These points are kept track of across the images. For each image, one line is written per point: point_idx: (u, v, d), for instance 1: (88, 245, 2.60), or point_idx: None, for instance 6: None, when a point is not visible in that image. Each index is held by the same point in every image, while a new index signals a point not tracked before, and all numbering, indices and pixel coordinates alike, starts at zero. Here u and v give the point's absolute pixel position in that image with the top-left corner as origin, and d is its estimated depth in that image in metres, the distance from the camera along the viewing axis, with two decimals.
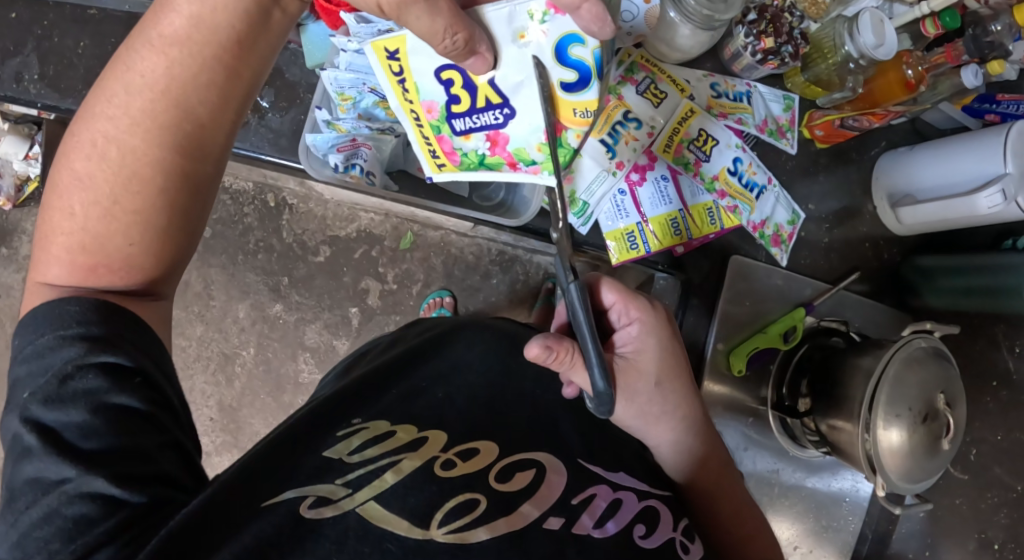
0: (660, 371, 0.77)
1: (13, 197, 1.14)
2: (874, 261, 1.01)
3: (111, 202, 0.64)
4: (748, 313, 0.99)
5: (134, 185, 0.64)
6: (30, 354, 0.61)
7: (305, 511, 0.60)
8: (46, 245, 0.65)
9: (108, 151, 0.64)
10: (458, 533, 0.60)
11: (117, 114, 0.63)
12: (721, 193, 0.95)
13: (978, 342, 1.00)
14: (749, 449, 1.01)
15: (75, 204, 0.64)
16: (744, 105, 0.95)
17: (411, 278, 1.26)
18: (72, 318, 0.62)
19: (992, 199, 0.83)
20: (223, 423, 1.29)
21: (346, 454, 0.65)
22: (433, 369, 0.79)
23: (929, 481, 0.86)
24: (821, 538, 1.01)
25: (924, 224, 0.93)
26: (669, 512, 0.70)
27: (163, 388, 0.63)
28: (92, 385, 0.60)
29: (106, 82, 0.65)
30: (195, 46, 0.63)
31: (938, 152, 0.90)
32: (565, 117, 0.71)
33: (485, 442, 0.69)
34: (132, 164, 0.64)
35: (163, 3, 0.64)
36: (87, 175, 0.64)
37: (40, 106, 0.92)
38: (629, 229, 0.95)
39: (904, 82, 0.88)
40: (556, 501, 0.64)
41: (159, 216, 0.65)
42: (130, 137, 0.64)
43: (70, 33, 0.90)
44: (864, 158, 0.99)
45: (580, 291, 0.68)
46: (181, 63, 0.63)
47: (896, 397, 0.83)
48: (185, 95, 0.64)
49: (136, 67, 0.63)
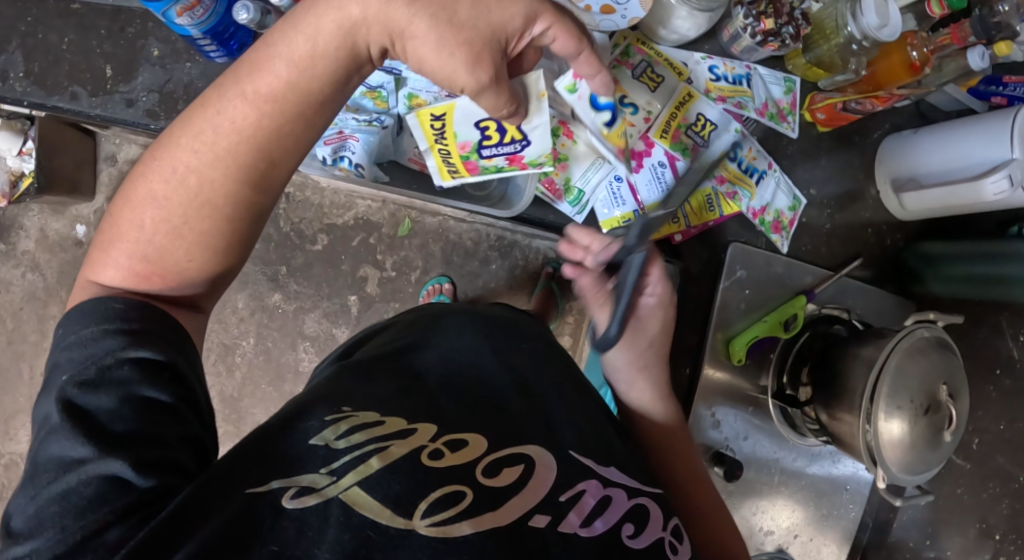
0: (659, 333, 0.86)
1: (8, 193, 1.09)
2: (877, 246, 0.98)
3: (181, 222, 0.63)
4: (748, 300, 0.97)
5: (205, 211, 0.63)
6: (74, 343, 0.59)
7: (288, 501, 0.55)
8: (108, 248, 0.64)
9: (189, 179, 0.63)
10: (440, 527, 0.56)
11: (203, 147, 0.63)
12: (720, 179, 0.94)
13: (982, 329, 0.97)
14: (749, 437, 0.99)
15: (145, 220, 0.63)
16: (744, 89, 0.93)
17: (410, 265, 1.26)
18: (116, 315, 0.60)
19: (998, 184, 0.80)
20: (225, 414, 1.29)
21: (333, 439, 0.60)
22: (436, 357, 0.73)
23: (930, 473, 0.84)
24: (821, 526, 0.99)
25: (928, 210, 0.91)
26: (660, 510, 0.65)
27: (193, 386, 0.61)
28: (125, 375, 0.58)
29: (196, 114, 0.64)
30: (285, 101, 0.64)
31: (942, 137, 0.87)
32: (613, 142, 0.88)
33: (474, 434, 0.64)
34: (208, 193, 0.63)
35: (262, 58, 0.64)
36: (162, 196, 0.63)
37: (27, 103, 0.90)
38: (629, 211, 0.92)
39: (908, 64, 0.84)
40: (544, 497, 0.60)
41: (221, 239, 0.64)
42: (208, 166, 0.63)
43: (55, 29, 0.89)
44: (867, 142, 0.96)
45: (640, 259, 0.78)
46: (271, 116, 0.63)
47: (898, 389, 0.82)
48: (268, 140, 0.64)
49: (227, 111, 0.63)
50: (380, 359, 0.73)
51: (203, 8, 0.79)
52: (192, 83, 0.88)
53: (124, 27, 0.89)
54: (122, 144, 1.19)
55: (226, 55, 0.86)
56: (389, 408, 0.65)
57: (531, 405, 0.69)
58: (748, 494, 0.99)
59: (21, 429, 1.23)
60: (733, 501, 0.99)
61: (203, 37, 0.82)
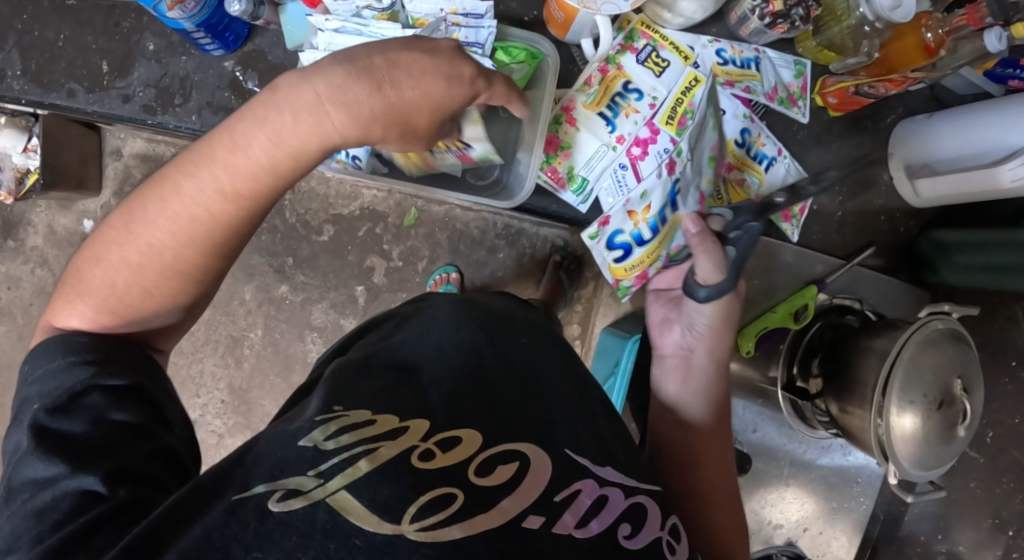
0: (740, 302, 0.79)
1: (15, 191, 1.10)
2: (890, 234, 0.95)
3: (150, 286, 0.63)
4: (757, 291, 0.95)
5: (175, 277, 0.63)
6: (40, 376, 0.60)
7: (273, 505, 0.52)
8: (73, 297, 0.64)
9: (160, 251, 0.62)
10: (430, 532, 0.52)
11: (175, 225, 0.62)
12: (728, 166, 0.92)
13: (998, 320, 0.95)
14: (757, 430, 0.97)
15: (117, 285, 0.63)
16: (752, 73, 0.90)
17: (416, 254, 1.25)
18: (81, 347, 0.61)
19: (1015, 171, 0.77)
20: (234, 405, 1.30)
21: (322, 440, 0.56)
22: (410, 350, 0.69)
23: (941, 469, 0.82)
24: (832, 519, 0.98)
25: (943, 197, 0.88)
26: (657, 508, 0.63)
27: (161, 405, 0.61)
28: (95, 402, 0.58)
29: (166, 190, 0.63)
30: (253, 186, 0.63)
31: (958, 120, 0.84)
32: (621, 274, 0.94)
33: (467, 431, 0.61)
34: (177, 263, 0.63)
35: (229, 147, 0.62)
36: (136, 263, 0.63)
37: (25, 102, 0.90)
38: (633, 231, 0.92)
39: (923, 46, 0.80)
40: (538, 498, 0.57)
41: (188, 299, 0.65)
42: (178, 242, 0.62)
43: (50, 26, 0.88)
44: (880, 126, 0.92)
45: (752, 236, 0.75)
46: (240, 202, 0.63)
47: (911, 382, 0.79)
48: (234, 222, 0.63)
49: (197, 195, 0.62)
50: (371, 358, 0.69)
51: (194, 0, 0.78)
52: (188, 78, 0.87)
53: (119, 22, 0.88)
54: (127, 138, 1.20)
55: (222, 48, 0.85)
56: (380, 407, 0.61)
57: (530, 398, 0.67)
58: (756, 487, 0.98)
59: None
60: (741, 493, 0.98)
61: (196, 30, 0.81)
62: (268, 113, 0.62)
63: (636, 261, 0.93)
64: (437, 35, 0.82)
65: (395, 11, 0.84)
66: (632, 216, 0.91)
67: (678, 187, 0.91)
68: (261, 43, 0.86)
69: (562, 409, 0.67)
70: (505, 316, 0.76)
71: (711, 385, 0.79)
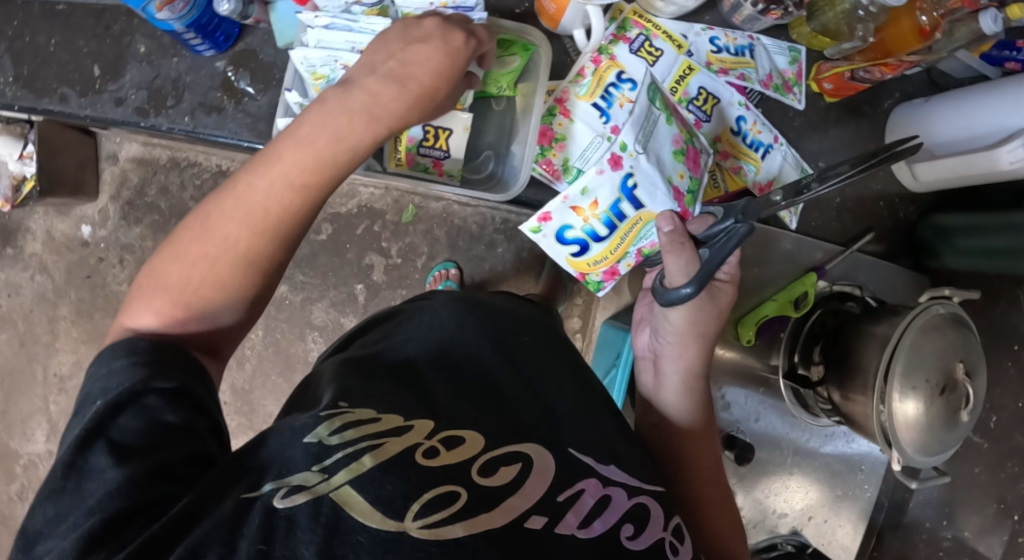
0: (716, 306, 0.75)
1: (12, 198, 1.11)
2: (889, 220, 0.94)
3: (218, 276, 0.62)
4: (757, 279, 0.95)
5: (244, 263, 0.63)
6: (104, 375, 0.58)
7: (278, 501, 0.51)
8: (148, 293, 0.63)
9: (237, 241, 0.62)
10: (432, 530, 0.51)
11: (242, 213, 0.63)
12: (694, 160, 0.86)
13: (1000, 304, 0.93)
14: (760, 418, 0.96)
15: (194, 278, 0.62)
16: (747, 60, 0.89)
17: (415, 251, 1.25)
18: (142, 349, 0.59)
19: (1014, 153, 0.76)
20: (237, 406, 1.30)
21: (326, 435, 0.55)
22: (407, 345, 0.70)
23: (945, 455, 0.81)
24: (835, 507, 0.98)
25: (942, 180, 0.87)
26: (661, 509, 0.61)
27: (212, 413, 0.60)
28: (152, 403, 0.57)
29: (233, 185, 0.64)
30: (319, 174, 0.65)
31: (956, 103, 0.83)
32: (586, 270, 0.89)
33: (472, 433, 0.60)
34: (246, 251, 0.63)
35: (285, 134, 0.65)
36: (210, 254, 0.62)
37: (18, 108, 0.90)
38: (585, 228, 0.86)
39: (918, 29, 0.79)
40: (541, 497, 0.56)
41: (255, 291, 0.65)
42: (246, 230, 0.63)
43: (41, 31, 0.88)
44: (878, 111, 0.92)
45: (733, 241, 0.66)
46: (310, 191, 0.64)
47: (913, 367, 0.78)
48: (297, 213, 0.64)
49: (262, 184, 0.63)
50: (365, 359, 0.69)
51: (183, 1, 0.77)
52: (180, 79, 0.87)
53: (110, 25, 0.88)
54: (122, 142, 1.20)
55: (213, 48, 0.85)
56: (384, 407, 0.60)
57: (530, 392, 0.67)
58: (760, 476, 0.97)
59: (39, 429, 1.26)
60: (745, 483, 0.96)
61: (187, 31, 0.81)
62: (329, 111, 0.66)
63: (596, 256, 0.88)
64: None
65: (384, 6, 0.82)
66: (580, 213, 0.85)
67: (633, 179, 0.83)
68: (252, 42, 0.86)
69: (563, 402, 0.67)
70: (513, 314, 0.76)
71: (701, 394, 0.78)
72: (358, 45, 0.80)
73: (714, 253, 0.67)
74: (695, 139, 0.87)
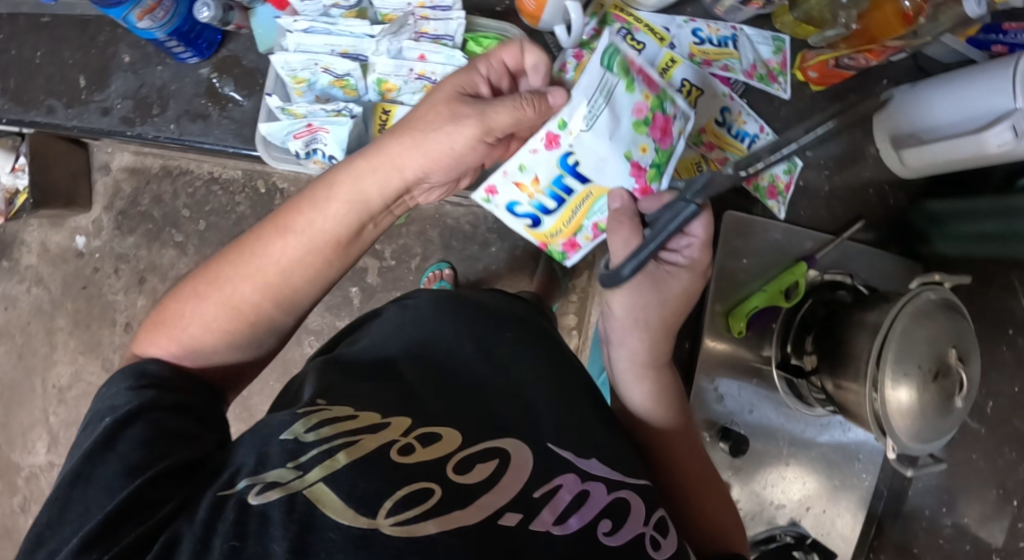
0: (671, 301, 0.78)
1: (7, 210, 1.14)
2: (880, 208, 0.93)
3: (217, 326, 0.65)
4: (745, 270, 0.92)
5: (244, 319, 0.66)
6: (109, 394, 0.60)
7: (253, 497, 0.51)
8: (155, 331, 0.65)
9: (240, 296, 0.66)
10: (406, 526, 0.50)
11: (248, 273, 0.66)
12: (662, 130, 0.74)
13: (993, 289, 0.93)
14: (754, 411, 0.95)
15: (186, 316, 0.65)
16: (730, 50, 0.89)
17: (409, 252, 1.25)
18: (148, 374, 0.62)
19: (1001, 136, 0.76)
20: (236, 412, 1.30)
21: (301, 433, 0.56)
22: (385, 344, 0.70)
23: (941, 441, 0.81)
24: (834, 496, 0.96)
25: (930, 165, 0.86)
26: (643, 503, 0.61)
27: (216, 424, 0.62)
28: (157, 415, 0.58)
29: (245, 241, 0.68)
30: (318, 240, 0.68)
31: (943, 87, 0.83)
32: (546, 240, 0.87)
33: (448, 429, 0.59)
34: (246, 306, 0.66)
35: (300, 201, 0.68)
36: (207, 300, 0.65)
37: (5, 120, 0.90)
38: (532, 203, 0.81)
39: (901, 15, 0.78)
40: (517, 493, 0.55)
41: (243, 338, 0.67)
42: (250, 289, 0.66)
43: (27, 44, 0.89)
44: (865, 98, 0.91)
45: (676, 224, 0.69)
46: (306, 251, 0.67)
47: (904, 354, 0.78)
48: (299, 275, 0.67)
49: (271, 248, 0.66)
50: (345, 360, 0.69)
51: (163, 9, 0.77)
52: (165, 88, 0.87)
53: (94, 36, 0.88)
54: (114, 153, 1.20)
55: (197, 55, 0.85)
56: (366, 403, 0.61)
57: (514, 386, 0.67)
58: (756, 468, 0.96)
59: (40, 440, 1.27)
60: (741, 475, 0.95)
61: (169, 39, 0.81)
62: (351, 184, 0.68)
63: (552, 229, 0.84)
64: (406, 30, 0.81)
65: (363, 8, 0.83)
66: (524, 189, 0.79)
67: (580, 154, 0.74)
68: (235, 48, 0.86)
69: (542, 394, 0.67)
70: (497, 309, 0.77)
71: (665, 383, 0.79)
72: (337, 48, 0.81)
73: (657, 231, 0.71)
74: (666, 104, 0.74)
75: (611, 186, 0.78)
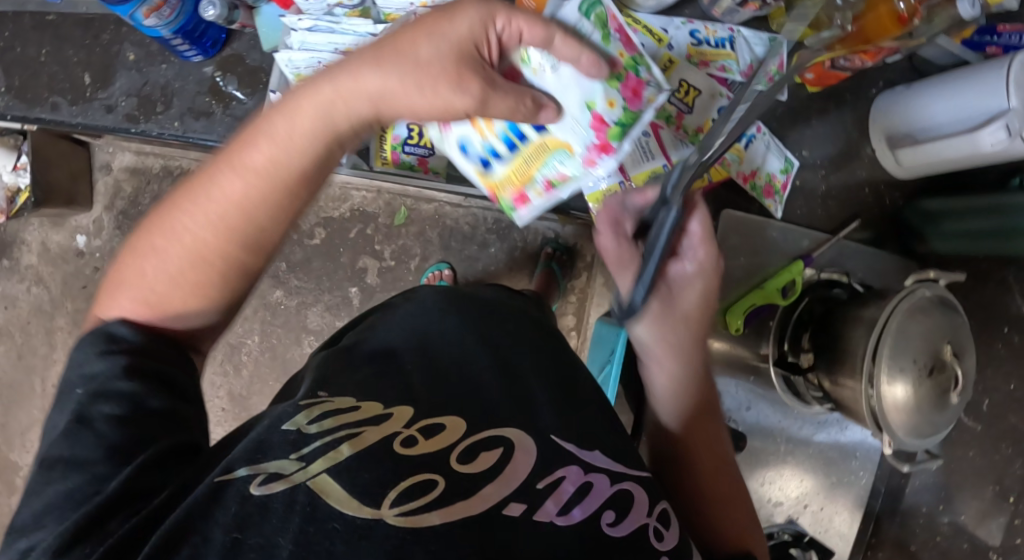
0: (694, 313, 0.79)
1: (7, 209, 1.12)
2: (877, 208, 0.94)
3: (178, 275, 0.62)
4: (739, 271, 0.94)
5: (204, 267, 0.63)
6: (76, 363, 0.59)
7: (255, 488, 0.52)
8: (122, 285, 0.63)
9: (199, 239, 0.62)
10: (409, 517, 0.51)
11: (198, 213, 0.62)
12: (632, 92, 0.73)
13: (988, 287, 0.95)
14: (751, 408, 0.96)
15: (146, 266, 0.63)
16: (727, 51, 0.88)
17: (408, 253, 1.26)
18: (121, 338, 0.60)
19: (995, 135, 0.77)
20: (235, 412, 1.30)
21: (305, 424, 0.57)
22: (386, 336, 0.70)
23: (937, 437, 0.82)
24: (833, 493, 0.97)
25: (924, 165, 0.88)
26: (645, 494, 0.61)
27: (186, 391, 0.61)
28: (126, 389, 0.57)
29: (194, 184, 0.65)
30: (274, 172, 0.63)
31: (938, 87, 0.84)
32: (495, 192, 0.83)
33: (452, 417, 0.60)
34: (204, 251, 0.62)
35: (249, 133, 0.64)
36: (163, 248, 0.63)
37: (12, 117, 0.91)
38: (485, 144, 0.78)
39: (896, 16, 0.80)
40: (520, 483, 0.56)
41: (214, 290, 0.64)
42: (207, 231, 0.63)
43: (32, 42, 0.89)
44: (861, 98, 0.92)
45: (674, 217, 0.68)
46: (261, 184, 0.63)
47: (900, 349, 0.79)
48: (257, 211, 0.63)
49: (220, 183, 0.63)
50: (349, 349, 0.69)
51: (170, 7, 0.78)
52: (169, 86, 0.88)
53: (98, 34, 0.89)
54: (116, 152, 1.21)
55: (201, 54, 0.86)
56: (366, 393, 0.62)
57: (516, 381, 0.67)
58: (755, 465, 0.96)
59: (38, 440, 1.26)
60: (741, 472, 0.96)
61: (174, 37, 0.81)
62: (299, 115, 0.64)
63: (503, 177, 0.80)
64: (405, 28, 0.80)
65: (366, 7, 0.83)
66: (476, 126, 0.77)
67: (558, 91, 0.72)
68: (238, 47, 0.87)
69: (542, 386, 0.67)
70: (494, 303, 0.77)
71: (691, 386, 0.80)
72: (341, 46, 0.81)
73: (652, 243, 0.71)
74: (640, 68, 0.74)
75: (570, 143, 0.75)
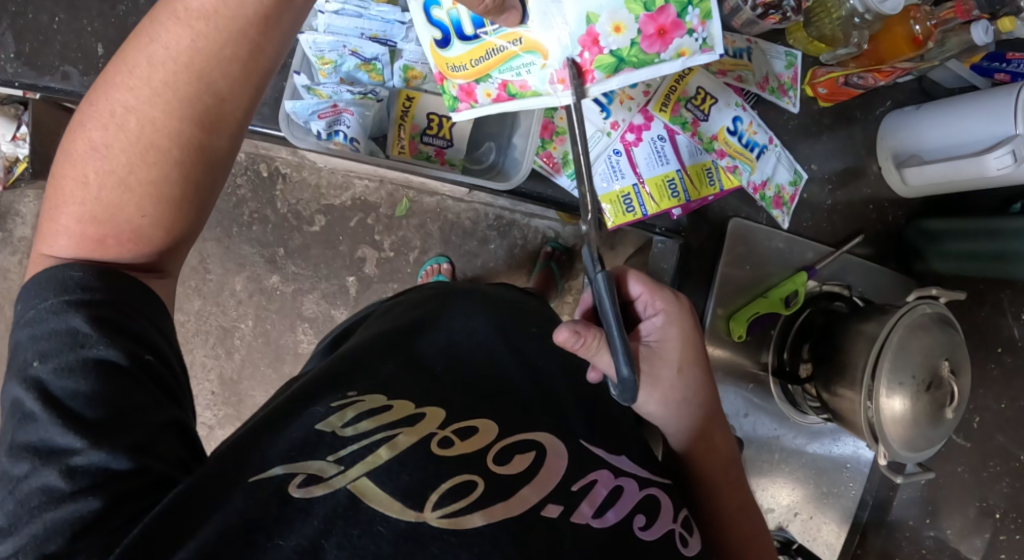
0: (681, 356, 0.71)
1: (4, 178, 1.14)
2: (878, 223, 0.97)
3: (126, 172, 0.56)
4: (747, 277, 0.95)
5: (151, 155, 0.57)
6: (33, 320, 0.54)
7: (294, 490, 0.53)
8: (66, 201, 0.57)
9: (149, 122, 0.56)
10: (452, 518, 0.52)
11: (138, 86, 0.56)
12: (659, 30, 0.64)
13: (985, 307, 0.94)
14: (749, 415, 0.99)
15: (87, 169, 0.57)
16: (745, 62, 0.89)
17: (408, 245, 1.26)
18: (75, 285, 0.55)
19: (1001, 160, 0.78)
20: (225, 396, 1.29)
21: (340, 426, 0.57)
22: (429, 343, 0.70)
23: (931, 451, 0.83)
24: (822, 504, 1.01)
25: (930, 185, 0.89)
26: (670, 501, 0.61)
27: (170, 360, 0.58)
28: (106, 355, 0.53)
29: (128, 52, 0.57)
30: (223, 20, 0.56)
31: (947, 110, 0.85)
32: (445, 72, 0.70)
33: (483, 420, 0.61)
34: (151, 134, 0.56)
35: None
36: (107, 141, 0.56)
37: (19, 85, 0.87)
38: (452, 12, 0.67)
39: (910, 39, 0.81)
40: (557, 486, 0.56)
41: (173, 188, 0.57)
42: (150, 108, 0.56)
43: (44, 8, 0.86)
44: (870, 117, 0.94)
45: (608, 280, 0.63)
46: (207, 35, 0.56)
47: (899, 364, 0.80)
48: (208, 68, 0.56)
49: (160, 39, 0.56)
50: (388, 337, 0.70)
51: None
52: None
53: (115, 5, 0.87)
54: None
55: None
56: (396, 391, 0.63)
57: (539, 389, 0.67)
58: (751, 473, 1.01)
59: None
60: None
61: None
62: None
63: (457, 60, 0.68)
64: None
65: None
66: None
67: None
68: None
69: (571, 394, 0.68)
70: (525, 309, 0.79)
71: (692, 385, 0.72)
72: (367, 32, 0.84)
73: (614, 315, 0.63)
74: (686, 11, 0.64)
75: (547, 47, 0.65)
